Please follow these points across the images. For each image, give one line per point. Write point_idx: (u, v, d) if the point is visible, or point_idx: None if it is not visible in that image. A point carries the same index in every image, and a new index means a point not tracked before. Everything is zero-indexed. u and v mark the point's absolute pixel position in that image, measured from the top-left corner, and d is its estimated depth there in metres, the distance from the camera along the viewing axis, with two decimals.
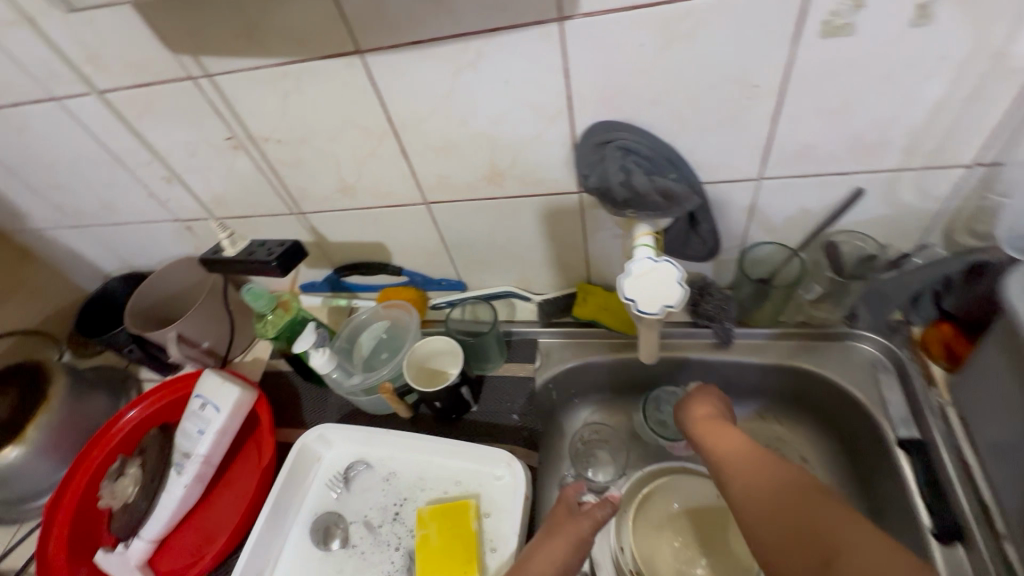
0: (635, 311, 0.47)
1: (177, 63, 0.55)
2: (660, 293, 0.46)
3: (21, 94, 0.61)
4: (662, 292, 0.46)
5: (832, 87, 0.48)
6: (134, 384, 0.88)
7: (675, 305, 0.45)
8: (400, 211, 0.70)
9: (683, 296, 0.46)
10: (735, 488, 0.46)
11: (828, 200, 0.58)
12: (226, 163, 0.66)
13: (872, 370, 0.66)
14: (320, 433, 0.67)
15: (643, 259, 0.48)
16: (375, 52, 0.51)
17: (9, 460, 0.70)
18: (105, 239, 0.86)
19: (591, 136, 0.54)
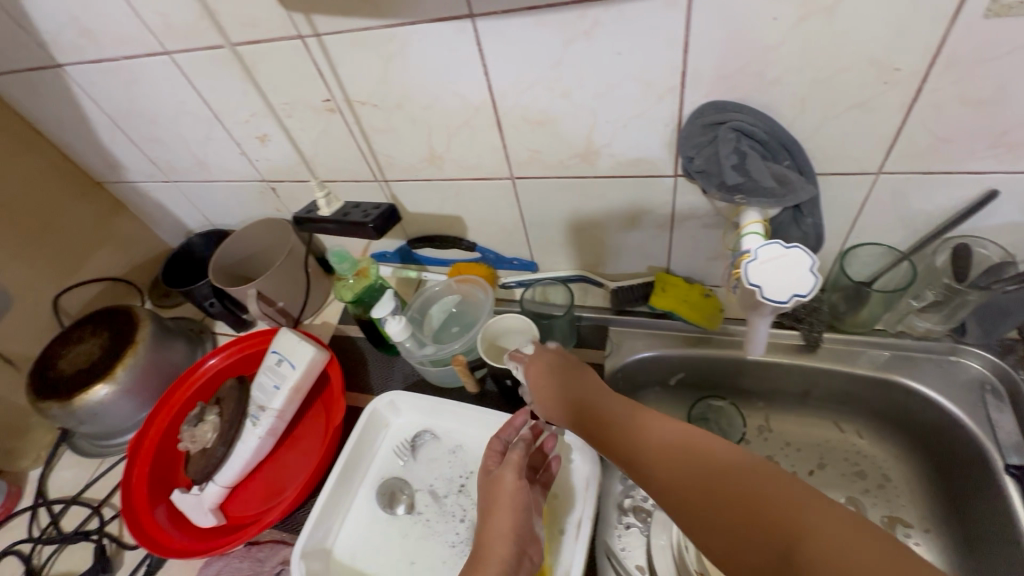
0: (761, 297, 0.44)
1: (289, 21, 0.55)
2: (790, 281, 0.43)
3: (135, 47, 0.63)
4: (792, 280, 0.43)
5: (986, 75, 0.44)
6: (209, 336, 0.92)
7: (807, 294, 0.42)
8: (484, 184, 0.69)
9: (818, 285, 0.42)
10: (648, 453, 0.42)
11: (952, 201, 0.54)
12: (320, 125, 0.67)
13: (979, 390, 0.61)
14: (390, 399, 0.68)
15: (773, 242, 0.44)
16: (487, 17, 0.50)
17: (99, 397, 0.74)
18: (192, 196, 0.89)
19: (701, 117, 0.52)
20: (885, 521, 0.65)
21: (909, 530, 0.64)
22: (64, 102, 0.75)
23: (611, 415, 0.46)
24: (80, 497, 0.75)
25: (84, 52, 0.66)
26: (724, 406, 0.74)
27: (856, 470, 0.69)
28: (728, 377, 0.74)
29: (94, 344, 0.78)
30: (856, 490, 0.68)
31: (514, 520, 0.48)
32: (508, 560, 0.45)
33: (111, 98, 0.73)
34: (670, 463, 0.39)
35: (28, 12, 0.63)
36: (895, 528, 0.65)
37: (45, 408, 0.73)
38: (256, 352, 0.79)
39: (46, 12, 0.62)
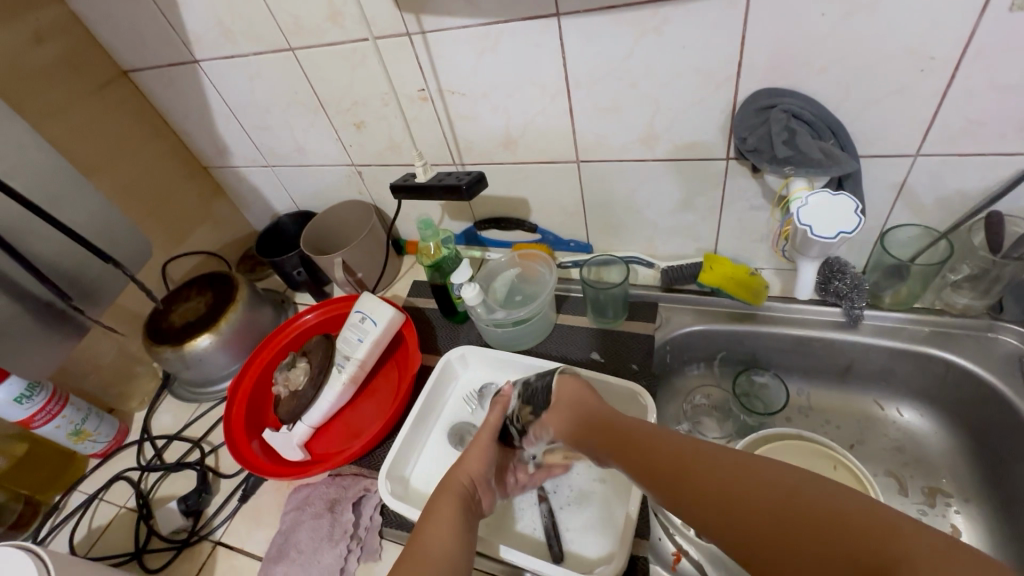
0: (811, 236, 0.56)
1: (401, 21, 0.66)
2: (836, 220, 0.55)
3: (265, 44, 0.75)
4: (838, 219, 0.55)
5: (1016, 61, 0.50)
6: (291, 306, 1.02)
7: (852, 229, 0.53)
8: (552, 167, 0.77)
9: (858, 224, 0.54)
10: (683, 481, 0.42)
11: (986, 180, 0.59)
12: (413, 113, 0.77)
13: (1017, 363, 0.64)
14: (461, 353, 0.77)
15: (822, 191, 0.56)
16: (571, 15, 0.59)
17: (203, 345, 0.84)
18: (285, 180, 1.00)
19: (755, 101, 0.59)
20: (924, 492, 0.69)
21: (949, 499, 0.67)
22: (192, 94, 0.88)
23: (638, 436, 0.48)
24: (180, 434, 0.86)
25: (222, 48, 0.79)
26: (767, 381, 0.78)
27: (896, 446, 0.73)
28: (772, 353, 0.79)
29: (201, 302, 0.89)
30: (896, 463, 0.72)
31: (474, 463, 0.58)
32: (462, 487, 0.56)
33: (233, 90, 0.85)
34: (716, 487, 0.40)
35: (182, 15, 0.76)
36: (935, 498, 0.68)
37: (158, 352, 0.83)
38: (342, 315, 0.90)
39: (197, 15, 0.75)
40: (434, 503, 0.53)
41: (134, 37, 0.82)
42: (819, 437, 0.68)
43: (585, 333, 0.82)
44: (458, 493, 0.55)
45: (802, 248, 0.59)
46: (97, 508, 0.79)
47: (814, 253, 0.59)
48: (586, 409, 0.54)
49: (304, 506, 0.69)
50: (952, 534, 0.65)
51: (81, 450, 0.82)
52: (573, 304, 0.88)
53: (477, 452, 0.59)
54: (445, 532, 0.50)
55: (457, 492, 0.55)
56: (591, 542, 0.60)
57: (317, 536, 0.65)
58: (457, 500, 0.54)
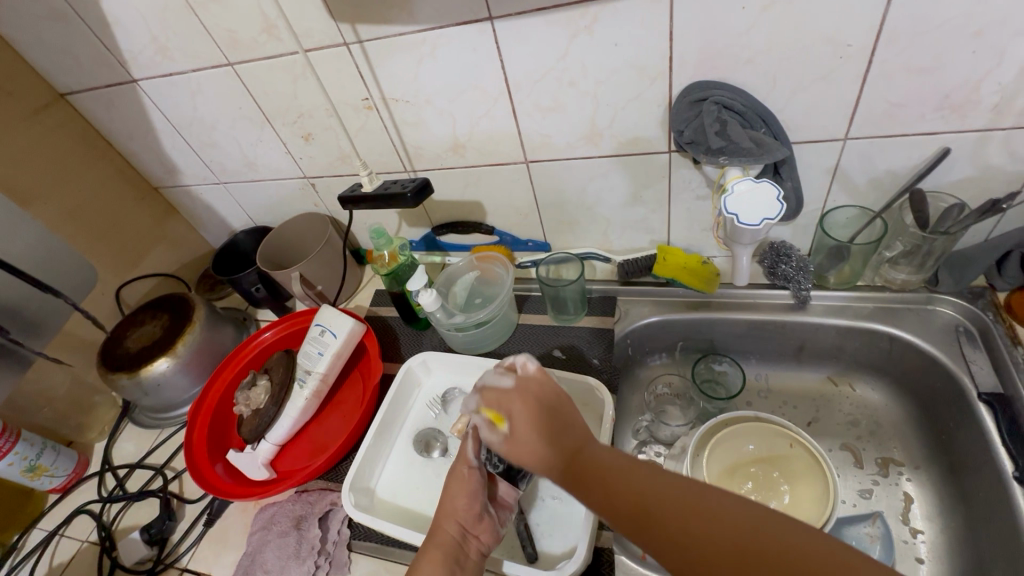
0: (738, 223, 0.57)
1: (337, 30, 0.66)
2: (762, 207, 0.57)
3: (203, 61, 0.74)
4: (764, 206, 0.57)
5: (923, 45, 0.52)
6: (252, 324, 1.01)
7: (775, 216, 0.56)
8: (502, 169, 0.78)
9: (780, 209, 0.56)
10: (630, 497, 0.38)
11: (912, 160, 0.62)
12: (360, 122, 0.77)
13: (955, 332, 0.67)
14: (422, 359, 0.77)
15: (746, 179, 0.58)
16: (503, 18, 0.60)
17: (161, 369, 0.82)
18: (239, 197, 0.99)
19: (688, 94, 0.61)
20: (878, 463, 0.71)
21: (901, 468, 0.70)
22: (135, 114, 0.87)
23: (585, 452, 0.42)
24: (143, 462, 0.84)
25: (159, 66, 0.77)
26: (726, 368, 0.79)
27: (851, 421, 0.75)
28: (729, 339, 0.81)
29: (156, 326, 0.87)
30: (851, 436, 0.74)
31: (465, 508, 0.55)
32: (453, 539, 0.53)
33: (176, 108, 0.84)
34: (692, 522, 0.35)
35: (114, 34, 0.74)
36: (888, 468, 0.71)
37: (114, 380, 0.82)
38: (303, 329, 0.89)
39: (130, 33, 0.73)
40: (419, 560, 0.52)
41: (68, 60, 0.80)
42: (775, 417, 0.69)
43: (547, 331, 0.83)
44: (450, 547, 0.52)
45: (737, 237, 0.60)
46: (58, 544, 0.77)
47: (745, 241, 0.60)
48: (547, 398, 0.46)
49: (269, 526, 0.68)
50: (905, 501, 0.68)
51: (38, 486, 0.80)
52: (535, 303, 0.88)
53: (458, 483, 0.56)
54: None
55: (450, 548, 0.52)
56: (560, 538, 0.61)
57: (283, 555, 0.64)
58: (446, 550, 0.52)
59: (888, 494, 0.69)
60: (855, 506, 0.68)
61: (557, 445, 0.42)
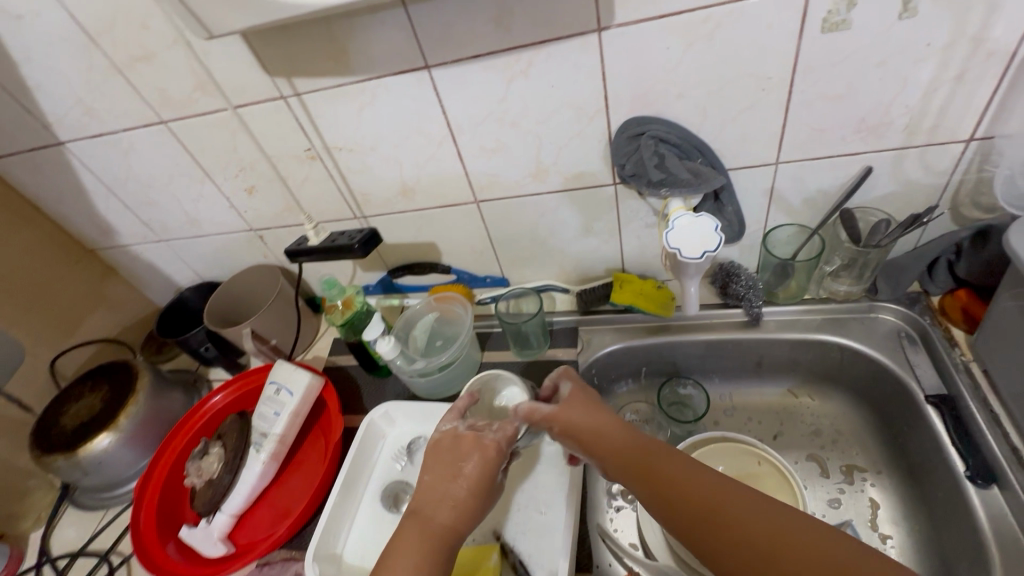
0: (680, 258, 0.58)
1: (272, 84, 0.65)
2: (701, 240, 0.58)
3: (134, 119, 0.72)
4: (702, 239, 0.58)
5: (835, 75, 0.56)
6: (204, 384, 0.96)
7: (713, 248, 0.57)
8: (453, 210, 0.78)
9: (719, 241, 0.58)
10: (653, 475, 0.50)
11: (840, 179, 0.65)
12: (305, 172, 0.76)
13: (897, 337, 0.71)
14: (385, 410, 0.75)
15: (684, 213, 0.59)
16: (440, 66, 0.60)
17: (102, 446, 0.77)
18: (183, 253, 0.95)
19: (626, 130, 0.62)
20: (843, 470, 0.73)
21: (864, 474, 0.72)
22: (63, 177, 0.83)
23: (633, 449, 0.52)
24: (86, 549, 0.77)
25: (87, 127, 0.74)
26: (692, 392, 0.79)
27: (813, 429, 0.77)
28: (691, 360, 0.82)
29: (95, 398, 0.81)
30: (815, 446, 0.75)
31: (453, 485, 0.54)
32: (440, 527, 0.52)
33: (108, 169, 0.80)
34: (699, 499, 0.47)
35: (36, 98, 0.71)
36: (852, 475, 0.72)
37: (49, 462, 0.76)
38: (256, 388, 0.85)
39: (53, 96, 0.71)
40: (398, 542, 0.52)
41: None
42: (741, 436, 0.70)
43: (512, 367, 0.82)
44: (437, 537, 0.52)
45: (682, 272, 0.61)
46: None
47: (689, 274, 0.61)
48: (592, 411, 0.56)
49: None
50: (872, 507, 0.69)
51: None
52: (497, 339, 0.87)
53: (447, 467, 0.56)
54: (413, 568, 0.49)
55: (444, 536, 0.52)
56: None
57: None
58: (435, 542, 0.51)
59: (856, 501, 0.70)
60: (825, 518, 0.69)
61: (612, 436, 0.53)
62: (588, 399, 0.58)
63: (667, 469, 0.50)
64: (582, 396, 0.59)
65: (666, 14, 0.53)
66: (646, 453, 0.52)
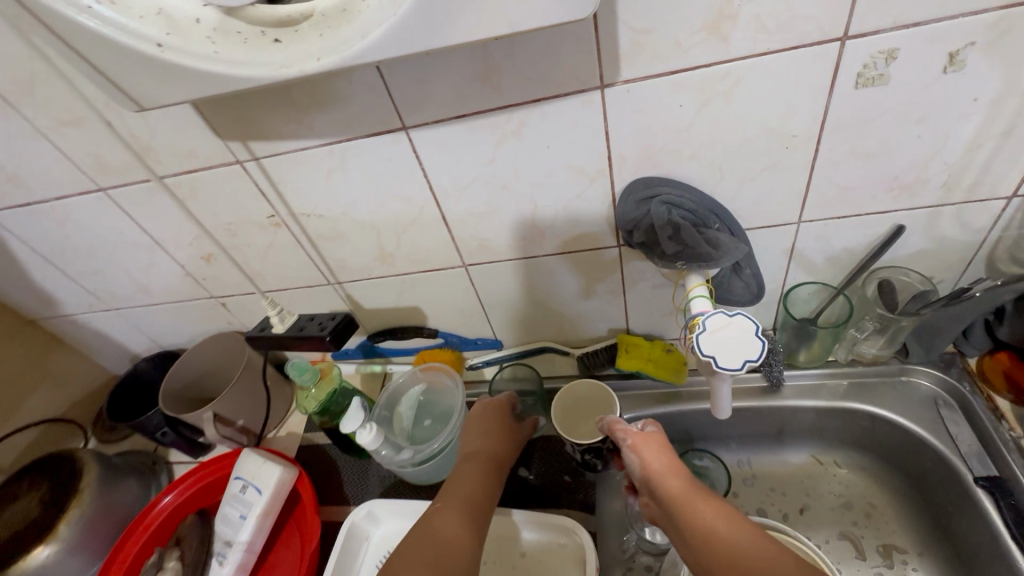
0: (715, 367, 0.48)
1: (226, 149, 0.56)
2: (741, 347, 0.48)
3: (67, 187, 0.63)
4: (741, 346, 0.48)
5: (868, 132, 0.49)
6: (164, 468, 0.85)
7: (758, 358, 0.47)
8: (439, 274, 0.70)
9: (762, 350, 0.47)
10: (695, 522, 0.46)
11: (869, 237, 0.59)
12: (269, 240, 0.67)
13: (934, 405, 0.64)
14: (368, 509, 0.66)
15: (717, 314, 0.49)
16: (419, 128, 0.53)
17: (40, 560, 0.66)
18: (137, 321, 0.85)
19: (633, 192, 0.55)
20: (881, 551, 0.66)
21: (904, 556, 0.65)
22: None
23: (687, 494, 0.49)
24: None
25: (13, 196, 0.65)
26: (708, 463, 0.71)
27: (843, 502, 0.70)
28: (706, 427, 0.75)
29: (34, 500, 0.71)
30: (846, 522, 0.68)
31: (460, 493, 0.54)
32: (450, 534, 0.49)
33: (42, 238, 0.71)
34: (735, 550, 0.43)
35: None
36: (892, 557, 0.65)
37: None
38: (220, 478, 0.75)
39: None
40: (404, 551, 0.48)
41: None
42: (770, 523, 0.62)
43: None
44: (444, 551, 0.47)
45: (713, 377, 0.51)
46: None
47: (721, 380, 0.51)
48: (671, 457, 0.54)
49: None
50: None
51: None
52: None
53: (473, 484, 0.56)
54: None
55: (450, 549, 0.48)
56: None
57: None
58: (441, 553, 0.47)
59: None
60: None
61: (675, 478, 0.51)
62: (664, 443, 0.56)
63: (713, 516, 0.46)
64: (657, 439, 0.56)
65: (679, 70, 0.46)
66: (700, 500, 0.48)
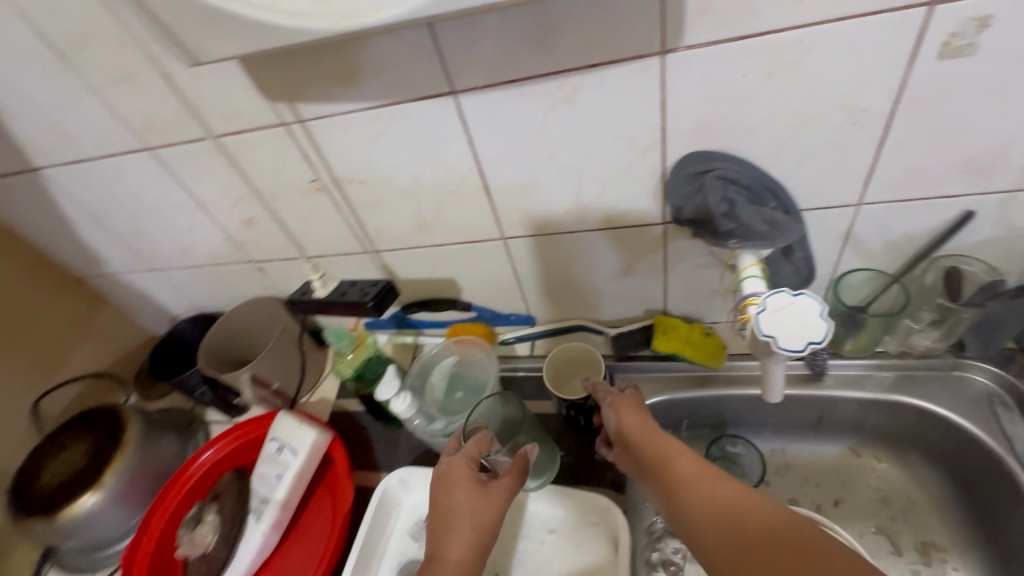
0: (775, 348, 0.46)
1: (272, 109, 0.56)
2: (805, 329, 0.45)
3: (115, 145, 0.63)
4: (806, 327, 0.45)
5: (947, 108, 0.46)
6: (201, 427, 0.87)
7: (823, 340, 0.44)
8: (477, 247, 0.69)
9: (828, 331, 0.45)
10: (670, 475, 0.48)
11: (933, 223, 0.56)
12: (310, 205, 0.67)
13: (989, 403, 0.62)
14: (400, 476, 0.67)
15: (779, 292, 0.47)
16: (468, 92, 0.51)
17: (85, 507, 0.69)
18: (177, 283, 0.87)
19: (686, 167, 0.53)
20: (918, 548, 0.64)
21: (944, 555, 0.63)
22: (41, 205, 0.74)
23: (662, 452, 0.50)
24: None
25: (63, 153, 0.66)
26: (741, 451, 0.70)
27: (880, 497, 0.68)
28: (740, 413, 0.73)
29: (79, 451, 0.74)
30: (883, 517, 0.67)
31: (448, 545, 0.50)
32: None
33: (90, 197, 0.72)
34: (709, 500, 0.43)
35: (4, 121, 0.63)
36: (929, 555, 0.63)
37: (30, 525, 0.69)
38: (256, 439, 0.76)
39: (23, 119, 0.62)
40: None
41: None
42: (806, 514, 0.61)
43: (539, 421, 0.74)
44: None
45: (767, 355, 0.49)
46: None
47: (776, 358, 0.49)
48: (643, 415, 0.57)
49: None
50: None
51: None
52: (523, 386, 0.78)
53: (466, 528, 0.51)
54: None
55: None
56: None
57: None
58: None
59: None
60: None
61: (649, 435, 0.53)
62: (640, 405, 0.59)
63: (683, 467, 0.48)
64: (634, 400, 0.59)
65: (747, 35, 0.44)
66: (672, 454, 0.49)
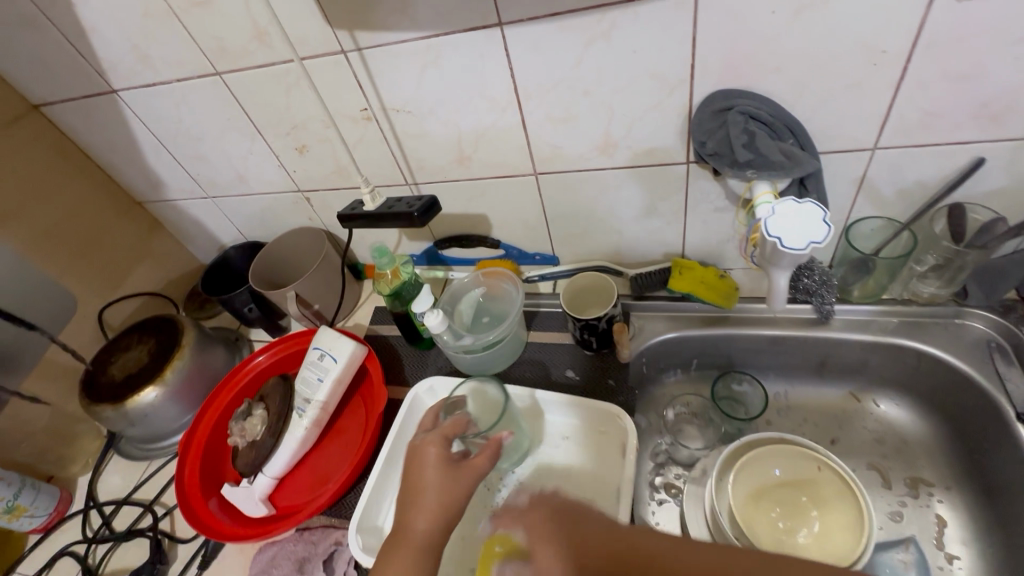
0: (780, 248, 0.53)
1: (334, 37, 0.61)
2: (807, 230, 0.53)
3: (188, 69, 0.70)
4: (808, 229, 0.53)
5: (962, 51, 0.49)
6: (245, 343, 0.96)
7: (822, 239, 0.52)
8: (510, 181, 0.74)
9: (828, 232, 0.52)
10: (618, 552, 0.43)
11: (945, 169, 0.59)
12: (359, 134, 0.73)
13: (986, 349, 0.65)
14: (429, 385, 0.73)
15: (789, 199, 0.54)
16: (514, 24, 0.56)
17: (148, 399, 0.77)
18: (229, 211, 0.94)
19: (711, 103, 0.57)
20: (907, 482, 0.69)
21: (931, 488, 0.67)
22: (114, 127, 0.81)
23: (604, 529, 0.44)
24: (131, 497, 0.79)
25: (140, 75, 0.72)
26: (746, 388, 0.75)
27: (876, 437, 0.72)
28: (748, 354, 0.78)
29: (143, 351, 0.82)
30: (876, 455, 0.71)
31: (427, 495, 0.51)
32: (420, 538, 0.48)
33: (159, 120, 0.79)
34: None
35: (91, 42, 0.69)
36: (918, 488, 0.68)
37: (98, 412, 0.77)
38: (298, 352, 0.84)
39: (108, 41, 0.69)
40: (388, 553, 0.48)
41: (40, 69, 0.74)
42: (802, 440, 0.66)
43: (558, 350, 0.80)
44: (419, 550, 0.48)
45: (774, 264, 0.56)
46: None
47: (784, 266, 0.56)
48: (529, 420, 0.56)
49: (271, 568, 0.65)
50: (938, 524, 0.65)
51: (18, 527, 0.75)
52: (544, 320, 0.84)
53: (436, 483, 0.52)
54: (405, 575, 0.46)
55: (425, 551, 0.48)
56: None
57: None
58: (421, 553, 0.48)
59: (919, 517, 0.66)
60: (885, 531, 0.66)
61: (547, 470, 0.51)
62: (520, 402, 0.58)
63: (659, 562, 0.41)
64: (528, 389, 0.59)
65: None
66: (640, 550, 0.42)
